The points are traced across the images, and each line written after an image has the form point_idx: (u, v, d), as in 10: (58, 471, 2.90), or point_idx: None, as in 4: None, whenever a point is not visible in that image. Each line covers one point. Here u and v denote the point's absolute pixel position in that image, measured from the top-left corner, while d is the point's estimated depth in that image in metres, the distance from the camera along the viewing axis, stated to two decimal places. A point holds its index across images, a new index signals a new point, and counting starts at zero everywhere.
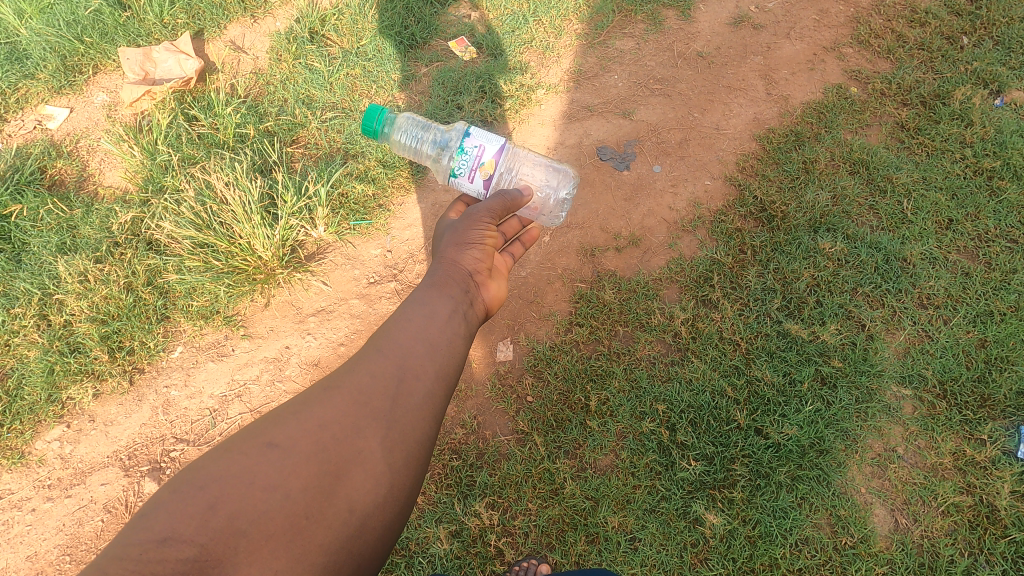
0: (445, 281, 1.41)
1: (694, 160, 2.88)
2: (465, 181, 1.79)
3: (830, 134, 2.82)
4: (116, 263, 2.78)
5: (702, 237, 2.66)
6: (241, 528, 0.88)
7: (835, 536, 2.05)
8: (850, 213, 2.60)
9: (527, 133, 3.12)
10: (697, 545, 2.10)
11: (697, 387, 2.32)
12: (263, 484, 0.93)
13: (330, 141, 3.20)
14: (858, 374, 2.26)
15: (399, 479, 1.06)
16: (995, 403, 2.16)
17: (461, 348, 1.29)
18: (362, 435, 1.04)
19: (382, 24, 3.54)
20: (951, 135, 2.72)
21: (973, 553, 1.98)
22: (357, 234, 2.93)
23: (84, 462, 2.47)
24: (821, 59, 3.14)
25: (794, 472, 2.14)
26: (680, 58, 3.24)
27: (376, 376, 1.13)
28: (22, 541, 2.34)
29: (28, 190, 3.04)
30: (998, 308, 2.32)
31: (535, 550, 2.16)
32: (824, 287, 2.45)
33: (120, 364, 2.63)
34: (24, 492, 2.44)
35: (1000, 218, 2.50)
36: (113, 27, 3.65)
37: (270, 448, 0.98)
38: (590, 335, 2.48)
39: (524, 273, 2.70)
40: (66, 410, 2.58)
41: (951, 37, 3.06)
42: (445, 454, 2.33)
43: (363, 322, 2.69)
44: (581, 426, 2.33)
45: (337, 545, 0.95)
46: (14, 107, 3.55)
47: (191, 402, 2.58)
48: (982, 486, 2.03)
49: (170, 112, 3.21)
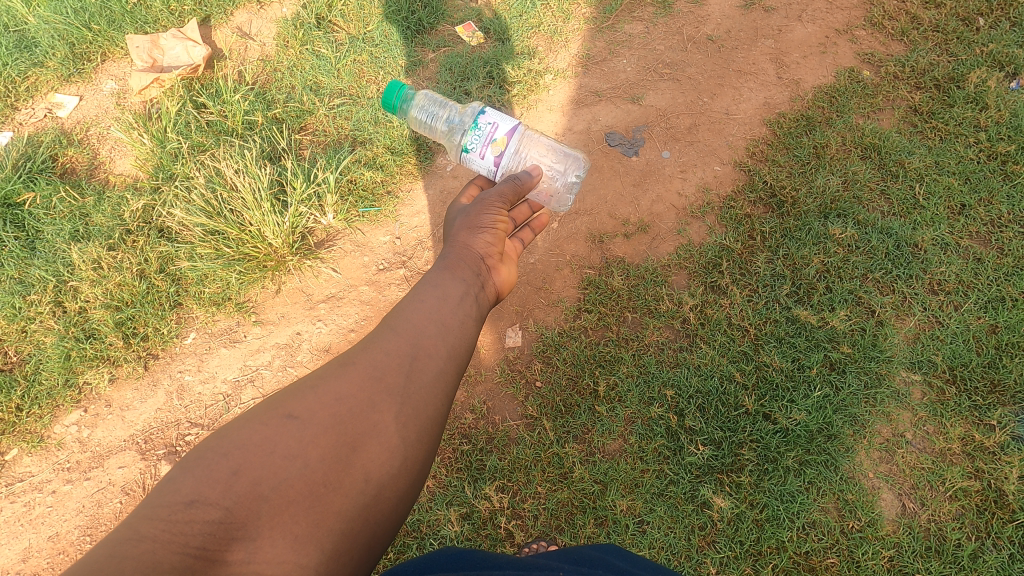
0: (456, 264, 1.42)
1: (704, 145, 2.86)
2: (476, 156, 1.78)
3: (842, 118, 2.79)
4: (129, 250, 2.82)
5: (711, 223, 2.65)
6: (263, 493, 0.91)
7: (842, 520, 2.07)
8: (861, 199, 2.58)
9: (534, 119, 3.10)
10: (705, 528, 2.12)
11: (705, 372, 2.33)
12: (283, 453, 0.96)
13: (338, 127, 3.20)
14: (867, 360, 2.26)
15: (412, 453, 1.08)
16: (1005, 389, 2.15)
17: (472, 330, 1.30)
18: (377, 409, 1.06)
19: (388, 9, 3.51)
20: (964, 119, 2.69)
21: (980, 538, 1.98)
22: (366, 221, 2.94)
23: (101, 445, 2.52)
24: (832, 41, 3.10)
25: (802, 457, 2.16)
26: (689, 41, 3.20)
27: (390, 353, 1.14)
28: (44, 522, 2.39)
29: (41, 178, 3.07)
30: (1009, 294, 2.30)
31: (544, 532, 2.19)
32: (834, 274, 2.45)
33: (134, 350, 2.67)
34: (45, 474, 2.49)
35: (1013, 203, 2.47)
36: (121, 14, 3.67)
37: (289, 419, 1.00)
38: (599, 321, 2.50)
39: (533, 260, 2.71)
40: (84, 395, 2.63)
41: (967, 19, 3.00)
42: (455, 438, 2.37)
43: (373, 309, 2.70)
44: (589, 411, 2.35)
45: (353, 512, 0.98)
46: (24, 95, 3.57)
47: (205, 387, 2.61)
48: (991, 471, 2.03)
49: (179, 99, 3.21)
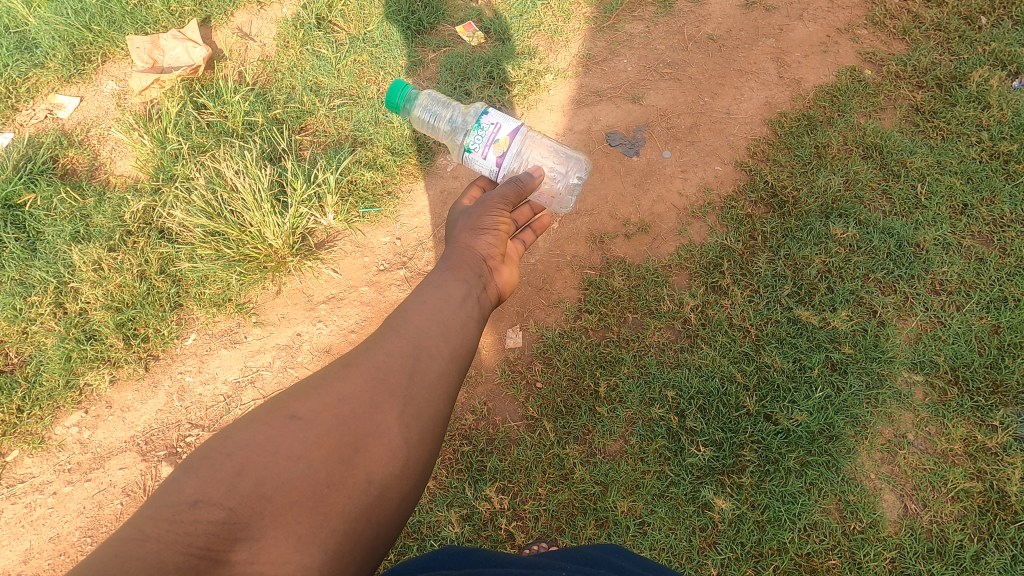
0: (458, 265, 1.42)
1: (705, 145, 2.86)
2: (478, 157, 1.78)
3: (844, 117, 2.78)
4: (129, 251, 2.82)
5: (713, 223, 2.64)
6: (266, 494, 0.91)
7: (844, 521, 2.06)
8: (863, 199, 2.57)
9: (534, 119, 3.10)
10: (705, 529, 2.12)
11: (706, 373, 2.33)
12: (286, 454, 0.95)
13: (338, 128, 3.20)
14: (868, 360, 2.26)
15: (414, 454, 1.07)
16: (1008, 389, 2.14)
17: (474, 331, 1.30)
18: (380, 410, 1.06)
19: (388, 10, 3.52)
20: (967, 118, 2.68)
21: (982, 539, 1.97)
22: (366, 222, 2.94)
23: (102, 446, 2.53)
24: (834, 41, 3.09)
25: (803, 458, 2.15)
26: (690, 41, 3.20)
27: (393, 354, 1.14)
28: (45, 523, 2.39)
29: (41, 179, 3.07)
30: (1012, 294, 2.29)
31: (545, 533, 2.18)
32: (835, 274, 2.44)
33: (135, 351, 2.68)
34: (46, 475, 2.49)
35: (1015, 203, 2.46)
36: (121, 15, 3.67)
37: (292, 419, 0.99)
38: (600, 322, 2.50)
39: (534, 260, 2.70)
40: (85, 397, 2.63)
41: (970, 18, 2.99)
42: (456, 439, 2.37)
43: (373, 309, 2.70)
44: (590, 412, 2.35)
45: (356, 514, 0.97)
46: (25, 95, 3.57)
47: (205, 388, 2.61)
48: (993, 472, 2.02)
49: (179, 99, 3.21)
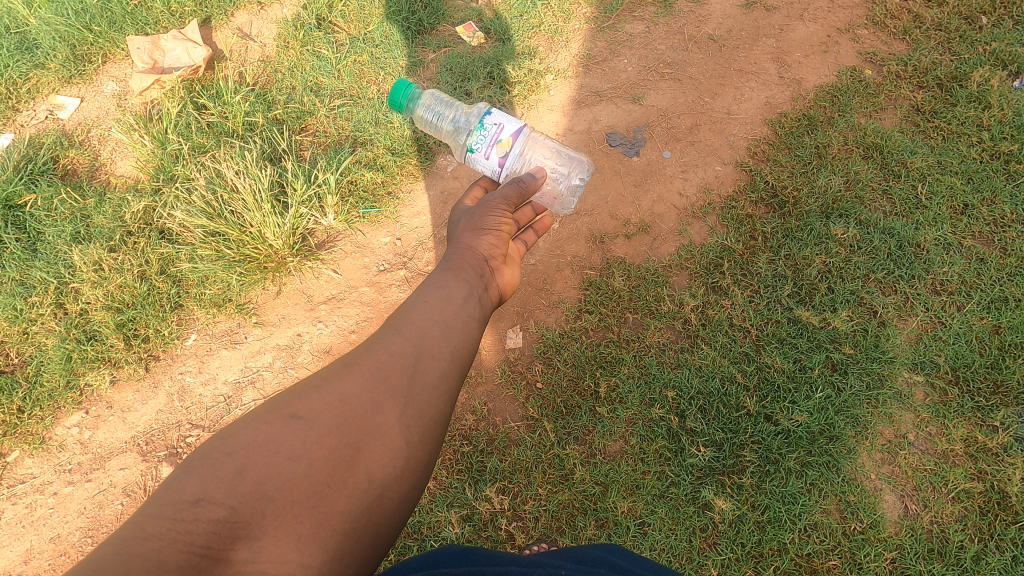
0: (460, 265, 1.42)
1: (706, 145, 2.85)
2: (481, 157, 1.79)
3: (844, 117, 2.78)
4: (130, 252, 2.82)
5: (713, 224, 2.64)
6: (267, 493, 0.91)
7: (844, 522, 2.05)
8: (863, 199, 2.57)
9: (535, 119, 3.10)
10: (705, 530, 2.11)
11: (706, 373, 2.32)
12: (287, 453, 0.95)
13: (338, 128, 3.20)
14: (869, 361, 2.25)
15: (415, 454, 1.07)
16: (1008, 389, 2.14)
17: (475, 332, 1.30)
18: (381, 410, 1.06)
19: (388, 10, 3.52)
20: (967, 118, 2.68)
21: (982, 540, 1.97)
22: (366, 222, 2.94)
23: (103, 446, 2.53)
24: (834, 41, 3.08)
25: (804, 458, 2.15)
26: (691, 41, 3.19)
27: (394, 354, 1.14)
28: (45, 523, 2.39)
29: (42, 180, 3.07)
30: (1013, 294, 2.28)
31: (545, 534, 2.18)
32: (836, 274, 2.43)
33: (136, 351, 2.68)
34: (46, 476, 2.50)
35: (1016, 203, 2.45)
36: (121, 15, 3.67)
37: (293, 419, 0.99)
38: (600, 322, 2.49)
39: (534, 260, 2.70)
40: (85, 397, 2.63)
41: (970, 18, 2.99)
42: (456, 440, 2.37)
43: (373, 309, 2.70)
44: (591, 412, 2.34)
45: (356, 513, 0.97)
46: (25, 96, 3.57)
47: (205, 389, 2.61)
48: (994, 472, 2.02)
49: (179, 100, 3.21)
